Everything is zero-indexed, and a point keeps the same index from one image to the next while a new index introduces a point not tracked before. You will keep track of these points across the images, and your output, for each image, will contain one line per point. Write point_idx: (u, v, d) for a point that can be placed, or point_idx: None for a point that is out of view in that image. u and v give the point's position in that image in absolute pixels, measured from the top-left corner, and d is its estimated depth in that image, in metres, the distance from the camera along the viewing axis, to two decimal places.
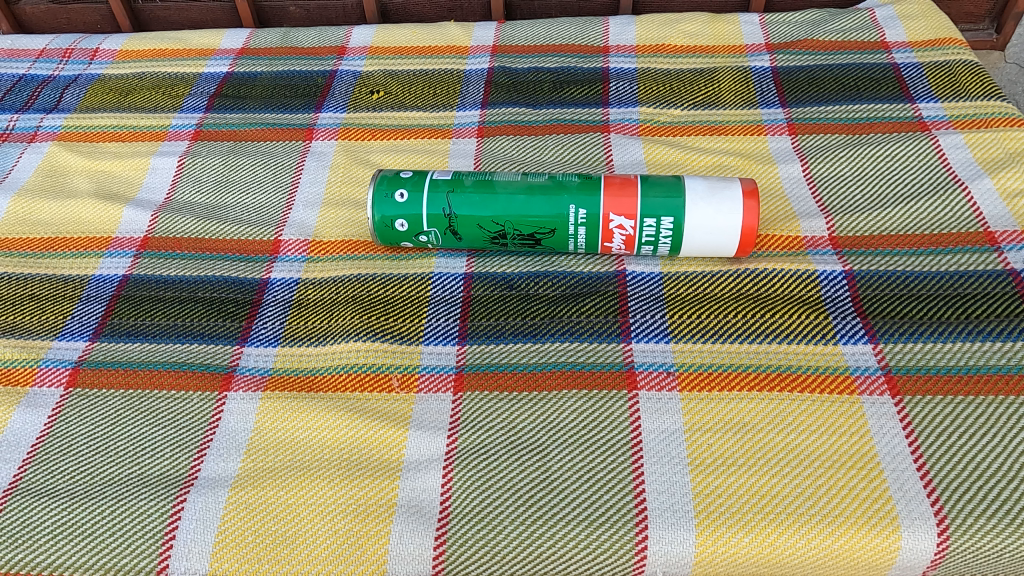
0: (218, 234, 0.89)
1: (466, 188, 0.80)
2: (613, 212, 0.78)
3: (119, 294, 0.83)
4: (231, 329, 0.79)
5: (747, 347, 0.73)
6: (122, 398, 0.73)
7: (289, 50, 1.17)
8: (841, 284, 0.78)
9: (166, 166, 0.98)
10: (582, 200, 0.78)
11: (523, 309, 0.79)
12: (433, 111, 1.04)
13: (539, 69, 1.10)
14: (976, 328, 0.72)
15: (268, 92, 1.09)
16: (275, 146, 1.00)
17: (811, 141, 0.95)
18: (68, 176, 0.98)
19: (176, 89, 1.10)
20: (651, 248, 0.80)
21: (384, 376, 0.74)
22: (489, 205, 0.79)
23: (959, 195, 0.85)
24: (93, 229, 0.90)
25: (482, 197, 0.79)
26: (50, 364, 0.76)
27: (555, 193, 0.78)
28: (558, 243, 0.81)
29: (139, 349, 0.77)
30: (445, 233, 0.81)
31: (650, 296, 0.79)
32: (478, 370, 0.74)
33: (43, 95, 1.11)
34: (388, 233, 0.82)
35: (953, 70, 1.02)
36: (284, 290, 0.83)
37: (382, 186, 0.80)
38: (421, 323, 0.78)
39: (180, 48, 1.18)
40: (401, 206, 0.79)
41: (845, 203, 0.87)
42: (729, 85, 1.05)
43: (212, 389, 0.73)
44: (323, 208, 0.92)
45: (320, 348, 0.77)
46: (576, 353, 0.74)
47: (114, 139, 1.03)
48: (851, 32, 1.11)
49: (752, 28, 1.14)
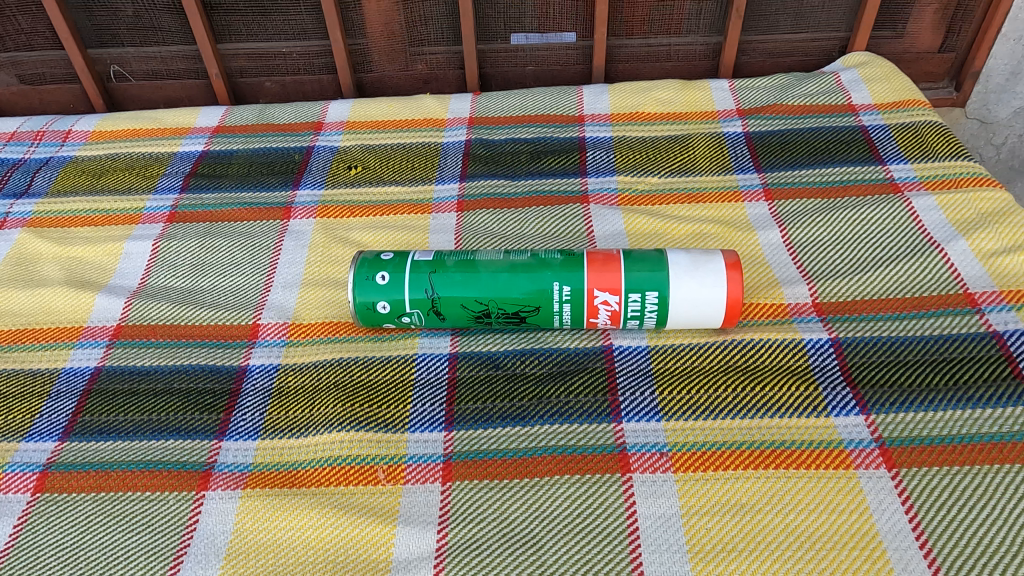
0: (194, 320, 0.87)
1: (448, 269, 0.79)
2: (597, 288, 0.77)
3: (91, 388, 0.80)
4: (208, 423, 0.76)
5: (737, 423, 0.72)
6: (94, 503, 0.70)
7: (265, 127, 1.16)
8: (828, 353, 0.78)
9: (141, 250, 0.96)
10: (565, 277, 0.77)
11: (510, 391, 0.77)
12: (411, 186, 1.04)
13: (516, 140, 1.10)
14: (965, 394, 0.72)
15: (245, 170, 1.08)
16: (252, 226, 0.99)
17: (788, 206, 0.96)
18: (38, 264, 0.95)
19: (150, 170, 1.09)
20: (636, 322, 0.79)
21: (370, 469, 0.71)
22: (473, 285, 0.78)
23: (935, 257, 0.86)
24: (64, 319, 0.88)
25: (464, 277, 0.78)
26: (17, 468, 0.73)
27: (538, 271, 0.78)
28: (543, 320, 0.80)
29: (111, 448, 0.74)
30: (429, 314, 0.80)
31: (638, 372, 0.78)
32: (468, 458, 0.71)
33: (13, 179, 1.08)
34: (369, 316, 0.80)
35: (919, 131, 1.04)
36: (264, 377, 0.80)
37: (364, 268, 0.79)
38: (407, 410, 0.76)
39: (155, 128, 1.16)
40: (382, 288, 0.78)
41: (825, 269, 0.87)
42: (704, 152, 1.06)
43: (190, 489, 0.70)
44: (302, 289, 0.90)
45: (302, 440, 0.74)
46: (567, 436, 0.72)
47: (86, 224, 1.00)
48: (818, 96, 1.14)
49: (722, 94, 1.17)
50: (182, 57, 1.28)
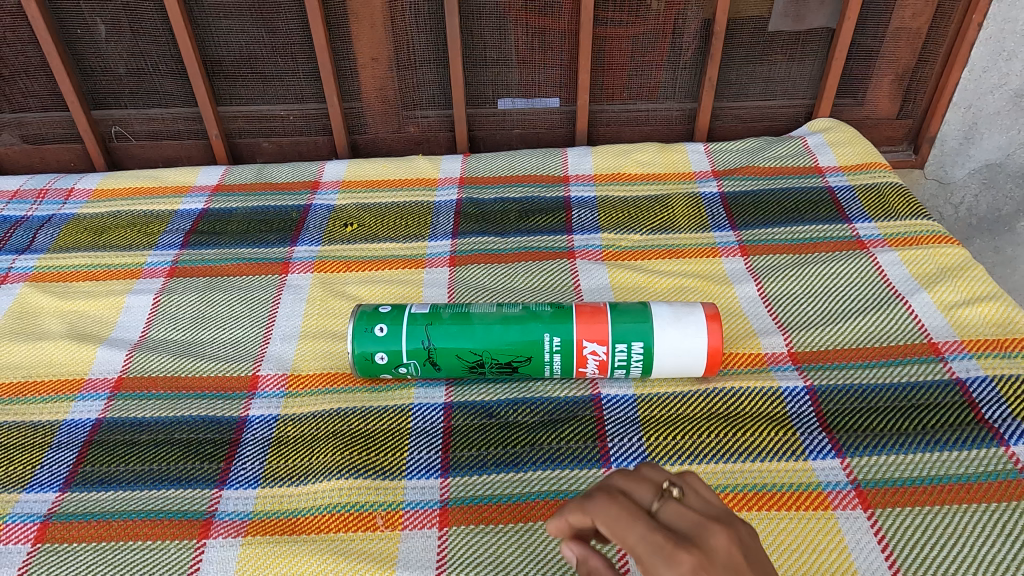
0: (194, 371, 0.89)
1: (444, 321, 0.83)
2: (586, 338, 0.81)
3: (92, 439, 0.82)
4: (209, 472, 0.78)
5: (721, 467, 0.76)
6: (95, 553, 0.71)
7: (263, 186, 1.21)
8: (804, 400, 0.82)
9: (142, 304, 0.99)
10: (555, 328, 0.81)
11: (503, 438, 0.80)
12: (406, 242, 1.08)
13: (505, 199, 1.16)
14: (932, 438, 0.76)
15: (244, 226, 1.12)
16: (251, 281, 1.02)
17: (762, 261, 1.02)
18: (40, 317, 0.97)
19: (151, 227, 1.12)
20: (623, 370, 0.83)
21: (369, 515, 0.73)
22: (467, 336, 0.82)
23: (901, 309, 0.92)
24: (65, 371, 0.90)
25: (459, 329, 0.82)
26: (17, 519, 0.74)
27: (529, 322, 0.82)
28: (535, 369, 0.84)
29: (112, 498, 0.76)
30: (425, 364, 0.83)
31: (626, 419, 0.82)
32: (464, 504, 0.74)
33: (16, 235, 1.11)
34: (367, 366, 0.83)
35: (882, 192, 1.12)
36: (263, 427, 0.83)
37: (363, 321, 0.82)
38: (404, 457, 0.79)
39: (156, 186, 1.20)
40: (381, 339, 0.82)
41: (798, 320, 0.93)
42: (682, 211, 1.13)
43: (191, 537, 0.72)
44: (301, 340, 0.93)
45: (302, 488, 0.76)
46: (559, 481, 0.75)
47: (88, 278, 1.03)
48: (787, 159, 1.22)
49: (698, 156, 1.24)
50: (183, 118, 1.34)
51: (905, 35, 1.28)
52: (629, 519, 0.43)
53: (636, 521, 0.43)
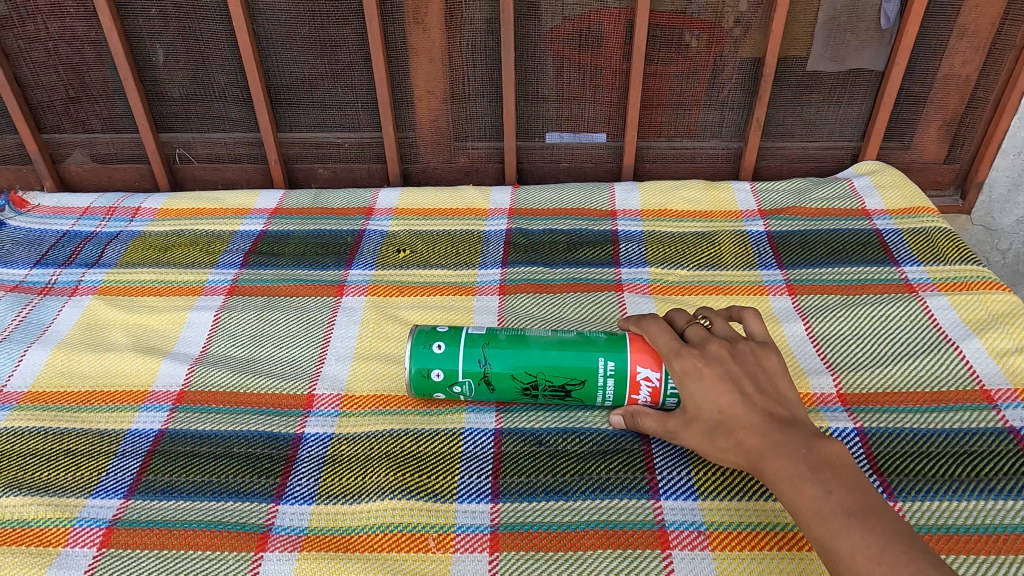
0: (253, 387, 0.92)
1: (501, 342, 0.84)
2: (639, 364, 0.80)
3: (155, 449, 0.85)
4: (266, 486, 0.80)
5: (770, 505, 0.76)
6: (156, 559, 0.73)
7: (319, 210, 1.25)
8: (854, 441, 0.82)
9: (203, 320, 1.03)
10: (610, 353, 0.82)
11: (553, 466, 0.82)
12: (456, 270, 1.11)
13: (553, 231, 1.18)
14: (986, 485, 0.76)
15: (301, 249, 1.16)
16: (307, 302, 1.06)
17: (810, 301, 1.03)
18: (107, 329, 1.01)
19: (213, 246, 1.17)
20: (677, 399, 0.80)
21: (421, 536, 0.75)
22: (523, 357, 0.83)
23: (952, 354, 0.92)
24: (130, 381, 0.93)
25: (516, 350, 0.83)
26: (84, 523, 0.76)
27: (585, 347, 0.83)
28: (587, 394, 0.84)
29: (174, 507, 0.78)
30: (479, 383, 0.84)
31: (674, 453, 0.82)
32: (514, 529, 0.75)
33: (85, 250, 1.17)
34: (423, 383, 0.85)
35: (930, 236, 1.12)
36: (318, 445, 0.85)
37: (421, 339, 0.84)
38: (455, 481, 0.80)
39: (217, 208, 1.25)
40: (438, 357, 0.83)
41: (847, 361, 0.93)
42: (729, 248, 1.14)
43: (249, 549, 0.74)
44: (355, 361, 0.96)
45: (356, 506, 0.78)
46: (607, 511, 0.76)
47: (152, 294, 1.08)
48: (834, 200, 1.23)
49: (745, 195, 1.26)
50: (244, 143, 1.39)
51: (953, 82, 1.30)
52: (671, 350, 0.76)
53: (672, 350, 0.76)
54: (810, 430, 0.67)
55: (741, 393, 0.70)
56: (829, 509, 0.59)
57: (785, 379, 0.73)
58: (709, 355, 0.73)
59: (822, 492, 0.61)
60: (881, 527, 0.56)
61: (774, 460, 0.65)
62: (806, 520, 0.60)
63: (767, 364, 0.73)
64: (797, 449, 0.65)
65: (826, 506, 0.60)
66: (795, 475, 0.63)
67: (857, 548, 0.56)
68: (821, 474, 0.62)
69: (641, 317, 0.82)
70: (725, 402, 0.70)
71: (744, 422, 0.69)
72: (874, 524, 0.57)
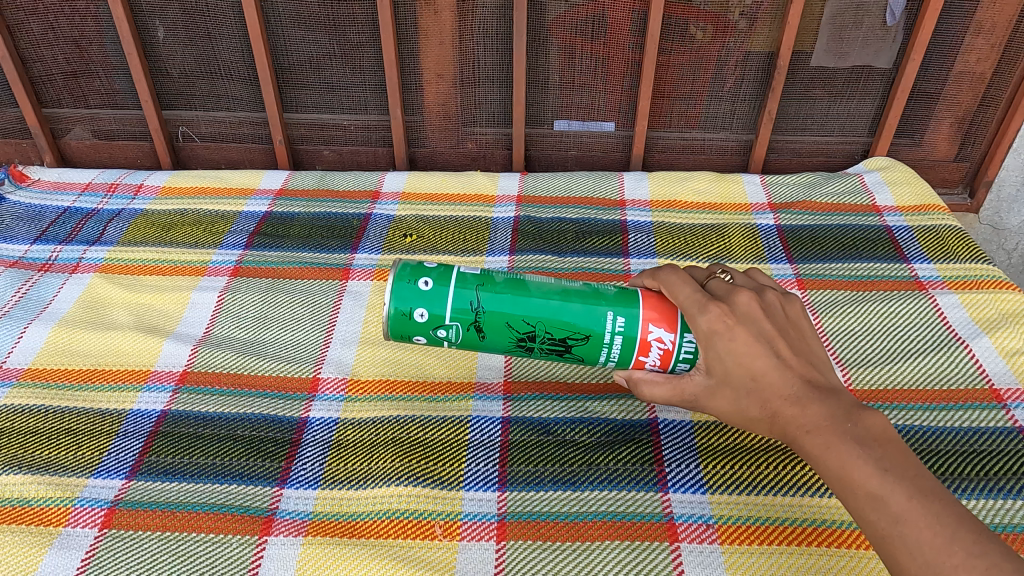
0: (258, 370, 0.91)
1: (497, 285, 0.73)
2: (651, 322, 0.70)
3: (157, 430, 0.84)
4: (270, 470, 0.80)
5: (780, 500, 0.75)
6: (159, 541, 0.72)
7: (324, 192, 1.24)
8: None
9: (206, 300, 1.01)
10: (621, 308, 0.71)
11: (561, 456, 0.81)
12: (463, 255, 1.10)
13: (562, 219, 1.17)
14: (995, 485, 0.75)
15: (306, 231, 1.15)
16: (312, 285, 1.04)
17: (819, 296, 1.02)
18: (108, 308, 1.00)
19: (217, 226, 1.15)
20: (689, 364, 0.69)
21: (427, 523, 0.74)
22: (521, 303, 0.72)
23: (962, 352, 0.91)
24: (133, 361, 0.92)
25: (514, 295, 0.73)
26: (85, 503, 0.75)
27: (593, 298, 0.72)
28: (590, 353, 0.72)
29: (177, 489, 0.77)
30: (468, 329, 0.72)
31: (683, 445, 0.82)
32: (521, 518, 0.74)
33: (87, 227, 1.15)
34: (404, 325, 0.72)
35: (940, 234, 1.12)
36: (324, 430, 0.84)
37: (405, 272, 0.72)
38: (462, 468, 0.79)
39: (222, 187, 1.24)
40: (423, 294, 0.71)
41: (857, 357, 0.92)
42: (738, 241, 1.13)
43: (253, 533, 0.73)
44: (361, 346, 0.95)
45: (362, 492, 0.77)
46: (616, 502, 0.76)
47: (154, 273, 1.06)
48: (845, 195, 1.22)
49: (754, 188, 1.25)
50: (249, 123, 1.37)
51: (967, 79, 1.29)
52: (694, 300, 0.65)
53: (696, 302, 0.66)
54: (852, 400, 0.61)
55: (776, 356, 0.62)
56: (889, 490, 0.54)
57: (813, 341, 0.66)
58: (741, 311, 0.64)
59: (878, 471, 0.55)
60: (946, 513, 0.52)
61: (818, 433, 0.59)
62: (860, 502, 0.55)
63: (798, 324, 0.66)
64: (841, 422, 0.58)
65: (884, 488, 0.54)
66: (844, 450, 0.57)
67: (922, 536, 0.52)
68: (872, 449, 0.56)
69: (658, 269, 0.72)
70: (761, 365, 0.62)
71: (781, 389, 0.61)
72: (938, 508, 0.52)
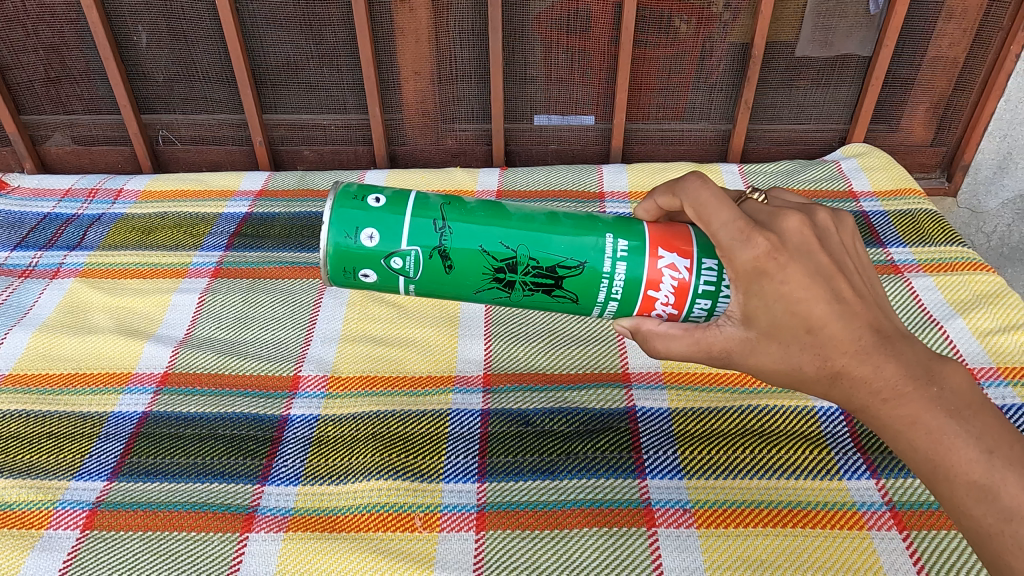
0: (239, 369, 0.92)
1: (468, 207, 0.66)
2: (660, 249, 0.64)
3: (138, 431, 0.84)
4: (252, 468, 0.80)
5: (755, 484, 0.76)
6: (141, 541, 0.72)
7: (304, 192, 1.24)
8: (838, 421, 0.83)
9: (187, 302, 1.02)
10: (620, 231, 0.65)
11: (540, 446, 0.82)
12: None
13: None
14: None
15: (286, 231, 1.15)
16: (293, 284, 1.05)
17: None
18: (88, 312, 1.00)
19: (197, 229, 1.15)
20: (709, 302, 0.63)
21: (407, 516, 0.75)
22: (500, 226, 0.65)
23: (936, 334, 0.92)
24: (113, 363, 0.92)
25: (488, 217, 0.65)
26: (67, 505, 0.76)
27: (586, 223, 0.66)
28: (585, 285, 0.65)
29: (158, 488, 0.78)
30: (431, 256, 0.64)
31: (660, 432, 0.83)
32: (500, 508, 0.75)
33: (67, 233, 1.15)
34: (348, 253, 0.64)
35: (916, 218, 1.13)
36: (304, 427, 0.85)
37: (351, 192, 0.65)
38: (441, 461, 0.80)
39: (202, 190, 1.24)
40: (373, 210, 0.64)
41: None
42: None
43: (234, 530, 0.73)
44: (341, 343, 0.95)
45: (342, 487, 0.78)
46: (594, 490, 0.76)
47: (135, 277, 1.06)
48: (822, 182, 1.23)
49: (733, 176, 1.26)
50: (229, 125, 1.38)
51: (942, 63, 1.29)
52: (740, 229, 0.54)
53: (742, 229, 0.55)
54: (927, 349, 0.53)
55: (837, 296, 0.53)
56: (998, 480, 0.48)
57: (868, 271, 0.57)
58: (794, 246, 0.54)
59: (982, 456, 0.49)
60: None
61: (901, 403, 0.51)
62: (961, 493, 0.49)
63: (853, 260, 0.57)
64: (926, 386, 0.51)
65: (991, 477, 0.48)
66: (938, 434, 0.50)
67: None
68: (971, 425, 0.50)
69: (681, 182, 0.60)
70: (821, 312, 0.52)
71: (845, 344, 0.52)
72: None
